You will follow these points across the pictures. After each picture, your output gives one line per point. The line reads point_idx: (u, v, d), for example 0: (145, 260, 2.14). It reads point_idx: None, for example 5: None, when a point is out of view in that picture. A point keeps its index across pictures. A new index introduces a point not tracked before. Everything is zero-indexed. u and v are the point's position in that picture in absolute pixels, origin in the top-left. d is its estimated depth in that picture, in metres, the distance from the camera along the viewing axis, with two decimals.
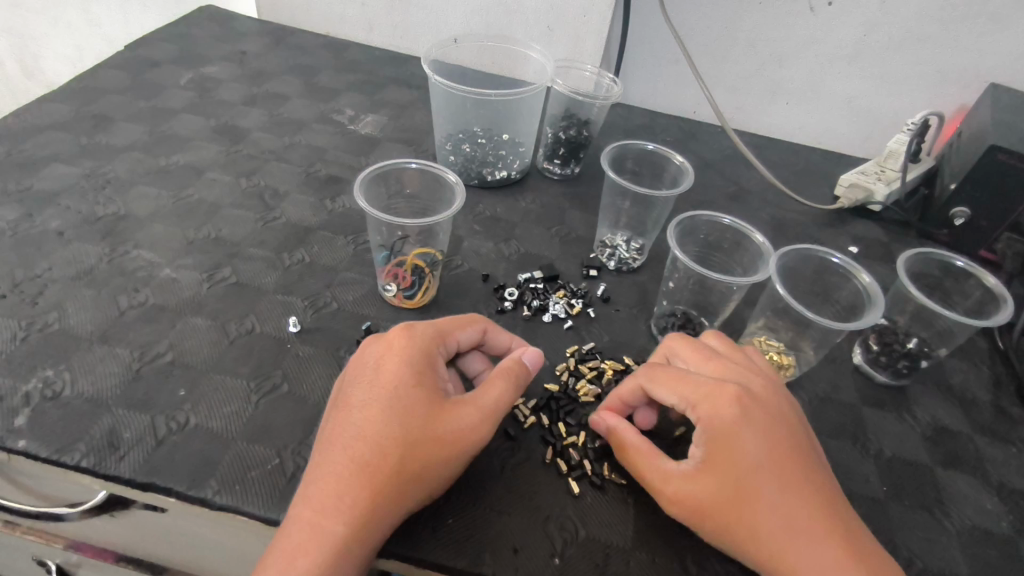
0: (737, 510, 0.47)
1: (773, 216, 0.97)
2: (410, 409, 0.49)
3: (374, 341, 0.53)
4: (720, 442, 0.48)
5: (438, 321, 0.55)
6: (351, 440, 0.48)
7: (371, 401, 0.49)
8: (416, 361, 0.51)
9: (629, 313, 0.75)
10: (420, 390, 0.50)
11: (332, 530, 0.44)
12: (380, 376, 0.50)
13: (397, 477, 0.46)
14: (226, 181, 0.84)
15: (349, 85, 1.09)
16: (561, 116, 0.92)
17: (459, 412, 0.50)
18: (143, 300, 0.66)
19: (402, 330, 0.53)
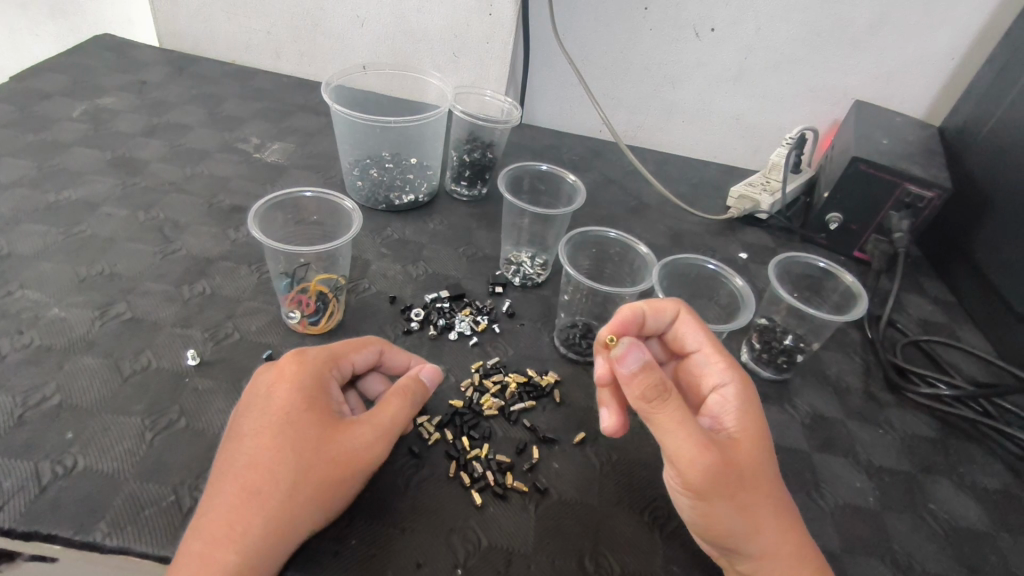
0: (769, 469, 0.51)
1: (671, 227, 1.04)
2: (303, 434, 0.50)
3: (269, 369, 0.54)
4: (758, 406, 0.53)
5: (330, 346, 0.56)
6: (243, 470, 0.48)
7: (263, 429, 0.50)
8: (309, 386, 0.52)
9: (533, 326, 0.78)
10: (311, 413, 0.51)
11: (224, 561, 0.45)
12: (271, 404, 0.51)
13: (289, 501, 0.47)
14: (122, 215, 0.82)
15: (255, 113, 1.09)
16: (465, 139, 0.95)
17: (352, 433, 0.51)
18: (28, 342, 0.64)
19: (295, 356, 0.54)
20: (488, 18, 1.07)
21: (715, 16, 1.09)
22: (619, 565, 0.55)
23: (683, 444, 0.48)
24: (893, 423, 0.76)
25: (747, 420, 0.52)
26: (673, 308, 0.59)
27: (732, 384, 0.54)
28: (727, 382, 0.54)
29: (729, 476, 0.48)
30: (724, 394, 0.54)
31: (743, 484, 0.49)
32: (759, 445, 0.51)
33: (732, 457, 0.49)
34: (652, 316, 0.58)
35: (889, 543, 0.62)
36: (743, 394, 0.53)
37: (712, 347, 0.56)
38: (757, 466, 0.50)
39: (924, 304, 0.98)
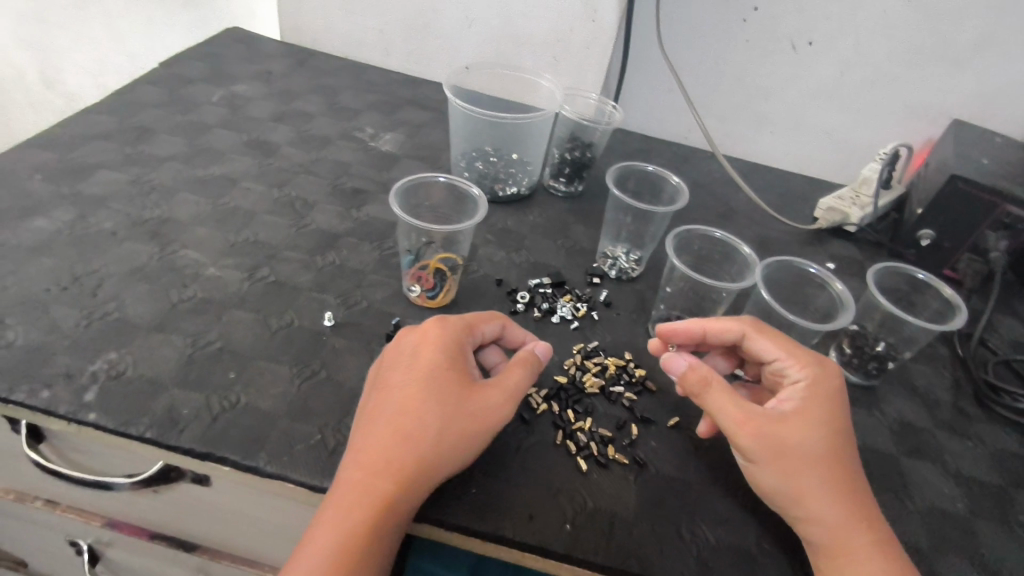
0: (844, 466, 0.56)
1: (758, 234, 1.06)
2: (446, 391, 0.56)
3: (413, 330, 0.61)
4: (827, 411, 0.57)
5: (466, 315, 0.62)
6: (394, 415, 0.55)
7: (411, 381, 0.56)
8: (450, 348, 0.58)
9: (629, 316, 0.83)
10: (450, 374, 0.57)
11: (383, 490, 0.51)
12: (417, 362, 0.57)
13: (434, 445, 0.53)
14: (260, 190, 0.91)
15: (369, 105, 1.18)
16: (567, 139, 1.01)
17: (486, 393, 0.57)
18: (192, 294, 0.73)
19: (436, 322, 0.60)
20: (592, 25, 1.13)
21: (814, 29, 1.11)
22: (714, 538, 0.60)
23: (726, 410, 0.57)
24: (982, 437, 0.77)
25: (809, 407, 0.57)
26: (739, 329, 0.64)
27: (801, 385, 0.59)
28: (800, 378, 0.59)
29: (774, 447, 0.55)
30: (795, 388, 0.59)
31: (798, 464, 0.55)
32: (824, 434, 0.56)
33: (776, 432, 0.55)
34: (713, 329, 0.64)
35: (978, 548, 0.64)
36: (813, 390, 0.58)
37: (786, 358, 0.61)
38: (826, 459, 0.55)
39: (1017, 327, 0.97)
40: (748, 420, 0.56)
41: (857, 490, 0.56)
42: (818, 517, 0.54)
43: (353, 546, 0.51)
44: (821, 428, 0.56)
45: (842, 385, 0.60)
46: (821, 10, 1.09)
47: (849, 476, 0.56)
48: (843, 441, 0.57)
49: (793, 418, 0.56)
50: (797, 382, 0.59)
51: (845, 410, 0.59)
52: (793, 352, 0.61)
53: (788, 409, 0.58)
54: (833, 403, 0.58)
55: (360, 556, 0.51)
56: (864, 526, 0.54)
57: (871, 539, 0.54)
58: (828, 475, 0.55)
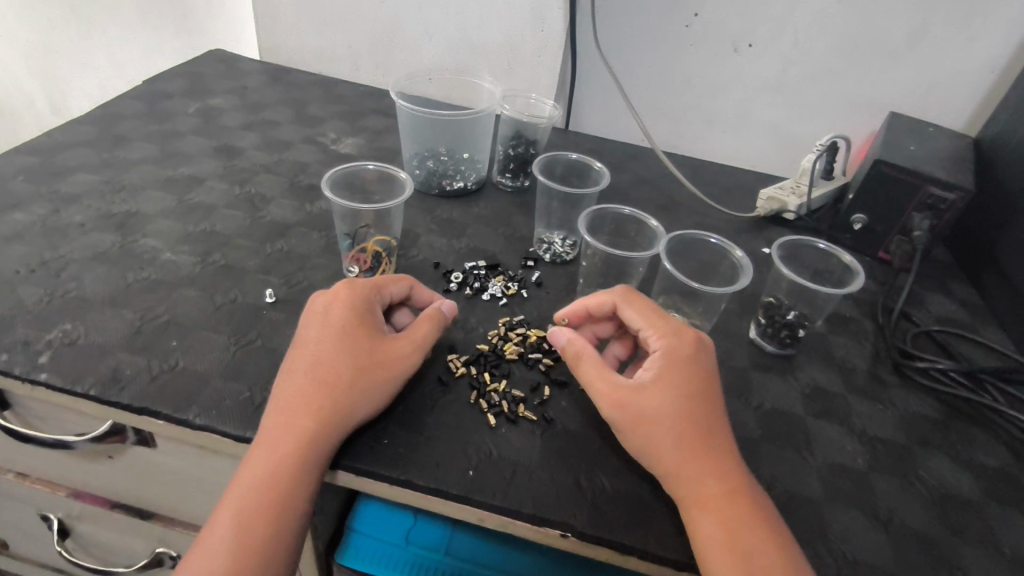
0: (699, 425, 0.60)
1: (699, 223, 1.11)
2: (360, 341, 0.62)
3: (324, 294, 0.66)
4: (683, 375, 0.62)
5: (372, 278, 0.68)
6: (313, 366, 0.60)
7: (326, 336, 0.62)
8: (360, 306, 0.64)
9: (558, 293, 0.88)
10: (363, 327, 0.63)
11: (307, 429, 0.56)
12: (330, 319, 0.63)
13: (351, 388, 0.59)
14: (222, 188, 0.99)
15: (334, 114, 1.26)
16: (511, 136, 1.07)
17: (396, 344, 0.64)
18: (147, 275, 0.80)
19: (347, 285, 0.66)
20: (541, 33, 1.21)
21: (753, 32, 1.18)
22: (611, 484, 0.64)
23: (597, 384, 0.64)
24: (894, 401, 0.80)
25: (665, 372, 0.62)
26: (611, 299, 0.70)
27: (660, 353, 0.64)
28: (659, 346, 0.65)
29: (632, 413, 0.61)
30: (654, 357, 0.65)
31: (650, 427, 0.60)
32: (678, 396, 0.61)
33: (632, 401, 0.61)
34: (591, 304, 0.71)
35: (871, 498, 0.67)
36: (669, 357, 0.63)
37: (650, 328, 0.66)
38: (679, 419, 0.60)
39: (948, 304, 1.00)
40: (609, 392, 0.63)
41: (712, 446, 0.60)
42: (676, 472, 0.59)
43: (284, 480, 0.55)
44: (675, 391, 0.61)
45: (701, 350, 0.65)
46: (762, 13, 1.15)
47: (705, 432, 0.60)
48: (701, 402, 0.62)
49: (649, 385, 0.62)
50: (660, 351, 0.65)
51: (704, 373, 0.64)
52: (657, 324, 0.67)
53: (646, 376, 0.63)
54: (690, 366, 0.63)
55: (290, 492, 0.55)
56: (717, 479, 0.58)
57: (724, 489, 0.58)
58: (682, 433, 0.60)
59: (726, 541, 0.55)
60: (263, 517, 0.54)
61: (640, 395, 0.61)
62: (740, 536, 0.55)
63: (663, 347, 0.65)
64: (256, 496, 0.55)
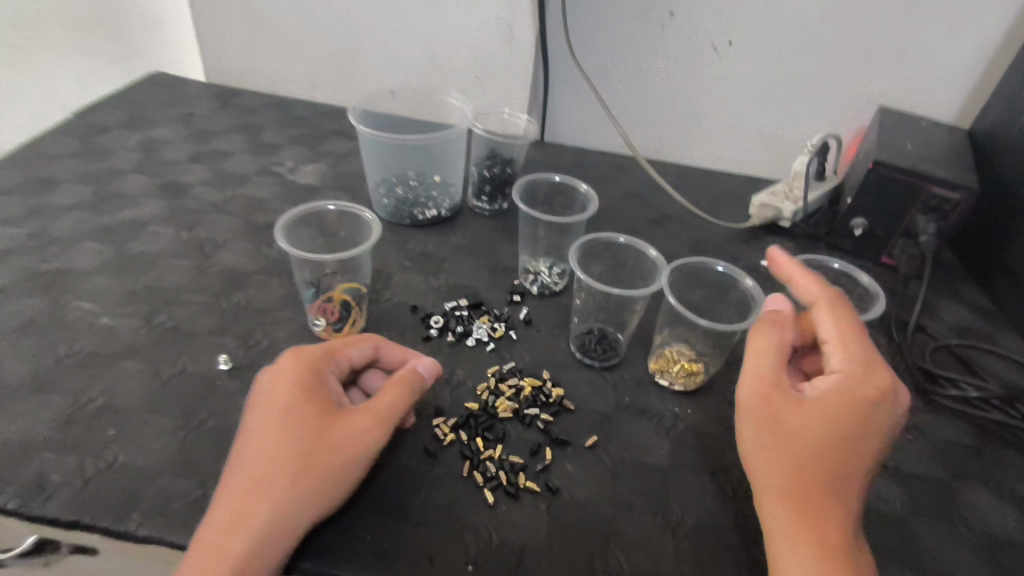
0: (832, 466, 0.50)
1: (692, 237, 1.04)
2: (303, 425, 0.52)
3: (274, 364, 0.57)
4: (855, 405, 0.51)
5: (326, 342, 0.59)
6: (249, 464, 0.51)
7: (266, 420, 0.52)
8: (308, 379, 0.55)
9: (550, 333, 0.80)
10: (310, 405, 0.53)
11: (243, 544, 0.48)
12: (273, 399, 0.54)
13: (292, 486, 0.50)
14: (166, 234, 0.88)
15: (291, 139, 1.15)
16: (485, 156, 0.99)
17: (350, 421, 0.53)
18: (80, 348, 0.69)
19: (293, 354, 0.57)
20: (509, 42, 1.12)
21: (732, 29, 1.10)
22: (630, 565, 0.56)
23: (748, 374, 0.56)
24: (923, 428, 0.74)
25: (839, 399, 0.52)
26: (815, 294, 0.59)
27: (842, 372, 0.54)
28: (838, 367, 0.54)
29: (771, 421, 0.53)
30: (830, 377, 0.54)
31: (782, 441, 0.52)
32: (811, 423, 0.51)
33: (782, 413, 0.52)
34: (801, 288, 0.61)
35: (916, 551, 0.61)
36: (849, 385, 0.52)
37: (840, 341, 0.56)
38: (816, 455, 0.50)
39: (960, 311, 0.94)
40: (768, 396, 0.54)
41: (838, 493, 0.50)
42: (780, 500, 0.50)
43: None
44: (817, 420, 0.51)
45: (890, 386, 0.52)
46: (738, 10, 1.08)
47: (836, 476, 0.50)
48: (839, 441, 0.51)
49: (828, 404, 0.52)
50: (875, 367, 0.54)
51: (867, 414, 0.51)
52: (849, 339, 0.55)
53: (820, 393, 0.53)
54: (826, 397, 0.52)
55: None
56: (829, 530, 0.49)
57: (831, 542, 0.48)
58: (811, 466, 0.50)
59: None
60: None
61: (793, 408, 0.52)
62: None
63: (853, 368, 0.53)
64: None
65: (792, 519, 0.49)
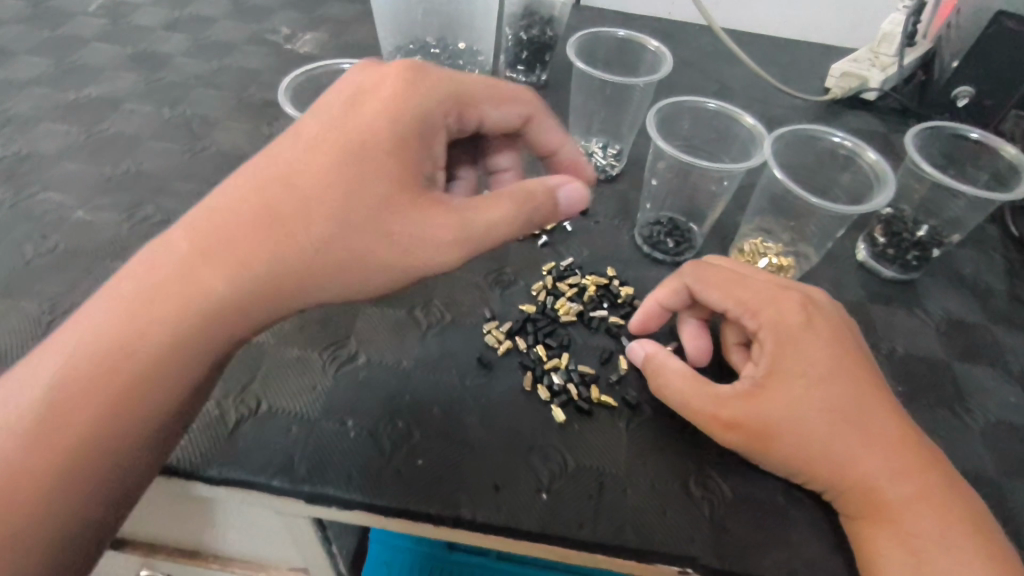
0: (842, 423, 0.45)
1: (761, 113, 0.89)
2: (366, 184, 0.39)
3: (379, 62, 0.44)
4: (797, 353, 0.46)
5: (461, 85, 0.45)
6: (279, 159, 0.39)
7: (337, 114, 0.41)
8: (406, 112, 0.41)
9: (610, 224, 0.67)
10: (391, 159, 0.39)
11: (212, 288, 0.37)
12: (368, 101, 0.41)
13: (315, 273, 0.38)
14: (146, 112, 0.74)
15: (284, 2, 0.97)
16: (521, 14, 0.82)
17: (427, 209, 0.40)
18: (54, 246, 0.57)
19: (406, 70, 0.43)
20: None
21: None
22: (731, 488, 0.47)
23: (697, 407, 0.47)
24: None
25: (782, 361, 0.46)
26: (681, 284, 0.52)
27: (765, 329, 0.47)
28: (760, 330, 0.48)
29: (752, 434, 0.45)
30: (762, 345, 0.48)
31: (784, 442, 0.45)
32: (795, 399, 0.45)
33: (751, 415, 0.45)
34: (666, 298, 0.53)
35: None
36: (779, 339, 0.47)
37: (737, 305, 0.49)
38: (823, 423, 0.44)
39: None
40: (714, 413, 0.47)
41: (873, 439, 0.45)
42: (837, 483, 0.44)
43: (116, 359, 0.36)
44: (794, 398, 0.45)
45: (805, 310, 0.48)
46: None
47: (858, 426, 0.45)
48: (831, 395, 0.45)
49: (777, 385, 0.46)
50: (780, 311, 0.48)
51: (813, 345, 0.46)
52: (752, 298, 0.49)
53: (757, 373, 0.47)
54: (785, 360, 0.46)
55: (126, 371, 0.36)
56: (894, 482, 0.44)
57: (903, 491, 0.44)
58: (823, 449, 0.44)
59: (942, 556, 0.42)
60: (115, 430, 0.37)
61: (761, 407, 0.45)
62: (949, 549, 0.42)
63: (766, 323, 0.47)
64: (104, 367, 0.36)
65: (849, 501, 0.44)
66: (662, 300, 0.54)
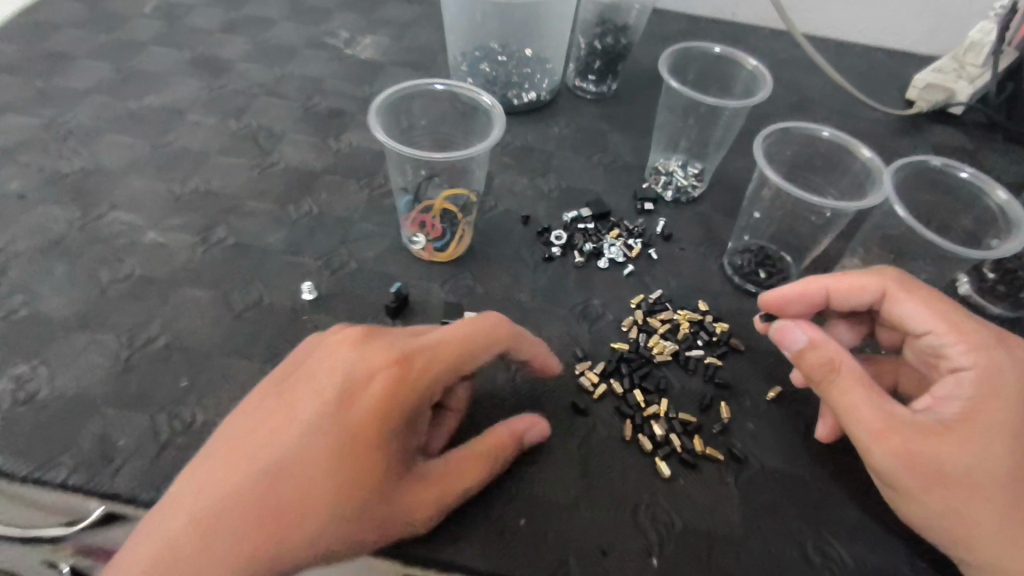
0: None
1: (843, 127, 0.84)
2: (361, 474, 0.37)
3: (371, 345, 0.41)
4: (1006, 404, 0.40)
5: (449, 363, 0.41)
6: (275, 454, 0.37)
7: (331, 408, 0.38)
8: (399, 408, 0.39)
9: (696, 252, 0.64)
10: (382, 447, 0.38)
11: None
12: (359, 397, 0.38)
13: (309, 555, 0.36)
14: (209, 124, 0.71)
15: (340, 3, 0.94)
16: (594, 22, 0.78)
17: (420, 489, 0.39)
18: (128, 272, 0.55)
19: (397, 361, 0.40)
20: None
21: None
22: (852, 556, 0.44)
23: (856, 420, 0.41)
24: None
25: (984, 406, 0.40)
26: (877, 286, 0.46)
27: (971, 368, 0.42)
28: (966, 365, 0.42)
29: (927, 473, 0.39)
30: (960, 380, 0.42)
31: (963, 491, 0.39)
32: (985, 453, 0.39)
33: (926, 444, 0.40)
34: (844, 294, 0.47)
35: None
36: (986, 382, 0.41)
37: (946, 326, 0.43)
38: (1004, 486, 0.39)
39: None
40: (885, 436, 0.40)
41: None
42: (990, 555, 0.40)
43: None
44: (988, 450, 0.39)
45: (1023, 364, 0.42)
46: None
47: None
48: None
49: (971, 428, 0.40)
50: (989, 354, 0.42)
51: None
52: (966, 326, 0.43)
53: (948, 411, 0.41)
54: (993, 407, 0.40)
55: None
56: None
57: None
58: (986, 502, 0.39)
59: None
60: None
61: (944, 447, 0.39)
62: None
63: (975, 360, 0.42)
64: None
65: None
66: (845, 300, 0.48)
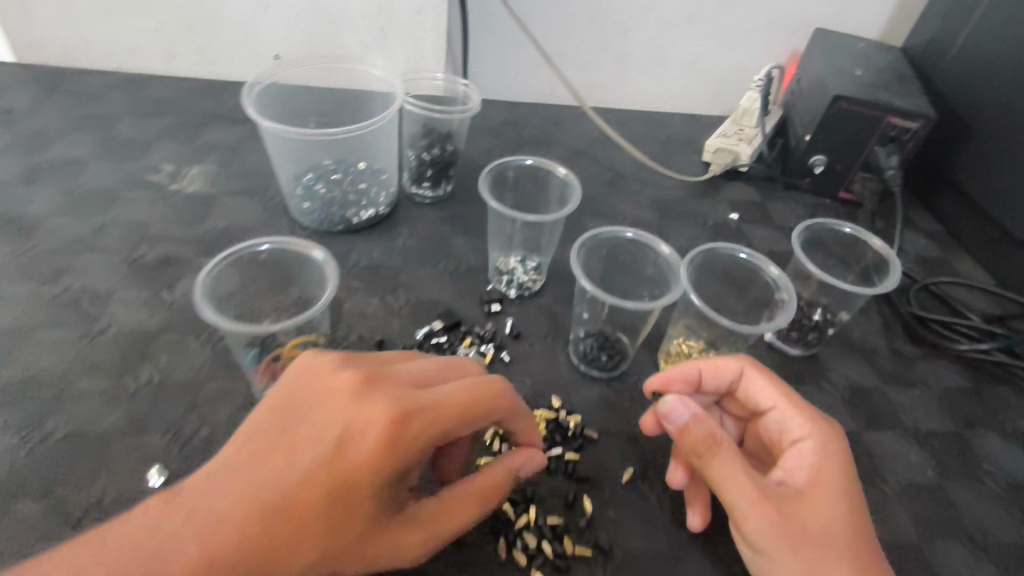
0: (863, 551, 0.47)
1: (655, 196, 0.95)
2: (353, 513, 0.40)
3: (370, 399, 0.42)
4: (838, 470, 0.50)
5: (445, 425, 0.42)
6: (284, 466, 0.40)
7: (323, 461, 0.40)
8: (395, 460, 0.40)
9: (545, 345, 0.69)
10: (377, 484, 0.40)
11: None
12: (359, 433, 0.41)
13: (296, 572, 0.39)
14: (20, 296, 0.66)
15: (159, 132, 0.91)
16: (421, 135, 0.84)
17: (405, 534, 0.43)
18: None
19: (393, 419, 0.41)
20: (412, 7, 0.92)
21: None
22: None
23: (738, 482, 0.47)
24: (926, 379, 0.73)
25: (821, 474, 0.49)
26: (736, 365, 0.56)
27: (811, 438, 0.51)
28: (805, 435, 0.52)
29: (790, 532, 0.46)
30: (802, 449, 0.51)
31: (815, 547, 0.46)
32: (823, 515, 0.47)
33: (796, 509, 0.47)
34: (708, 377, 0.57)
35: (960, 519, 0.60)
36: (822, 452, 0.50)
37: (787, 402, 0.54)
38: (845, 542, 0.46)
39: (919, 241, 0.94)
40: (755, 500, 0.47)
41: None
42: None
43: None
44: (825, 510, 0.47)
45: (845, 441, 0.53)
46: None
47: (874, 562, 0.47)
48: (856, 520, 0.48)
49: (814, 492, 0.48)
50: (824, 430, 0.52)
51: (851, 472, 0.50)
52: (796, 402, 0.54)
53: (795, 479, 0.50)
54: (828, 475, 0.49)
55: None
56: None
57: None
58: (854, 557, 0.46)
59: None
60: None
61: (795, 509, 0.47)
62: None
63: (813, 435, 0.52)
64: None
65: None
66: (715, 384, 0.57)
